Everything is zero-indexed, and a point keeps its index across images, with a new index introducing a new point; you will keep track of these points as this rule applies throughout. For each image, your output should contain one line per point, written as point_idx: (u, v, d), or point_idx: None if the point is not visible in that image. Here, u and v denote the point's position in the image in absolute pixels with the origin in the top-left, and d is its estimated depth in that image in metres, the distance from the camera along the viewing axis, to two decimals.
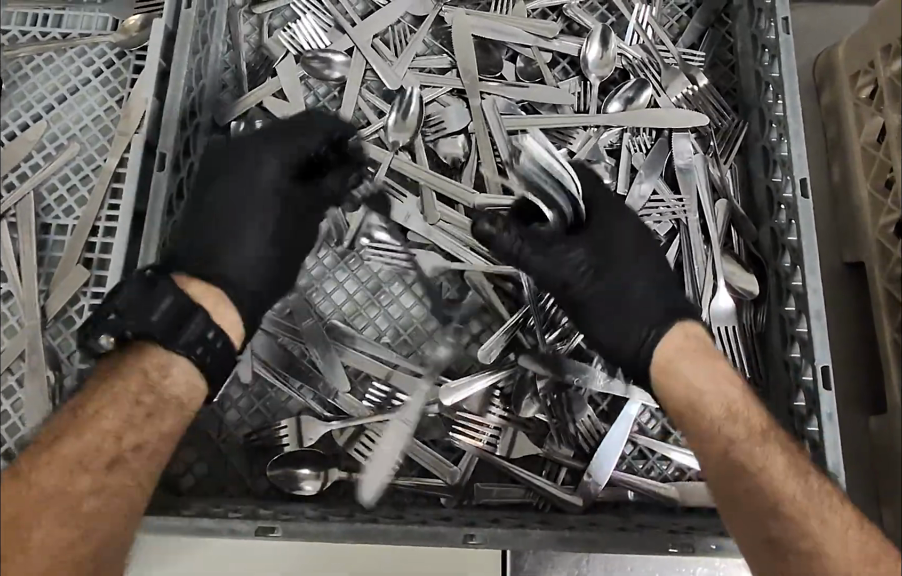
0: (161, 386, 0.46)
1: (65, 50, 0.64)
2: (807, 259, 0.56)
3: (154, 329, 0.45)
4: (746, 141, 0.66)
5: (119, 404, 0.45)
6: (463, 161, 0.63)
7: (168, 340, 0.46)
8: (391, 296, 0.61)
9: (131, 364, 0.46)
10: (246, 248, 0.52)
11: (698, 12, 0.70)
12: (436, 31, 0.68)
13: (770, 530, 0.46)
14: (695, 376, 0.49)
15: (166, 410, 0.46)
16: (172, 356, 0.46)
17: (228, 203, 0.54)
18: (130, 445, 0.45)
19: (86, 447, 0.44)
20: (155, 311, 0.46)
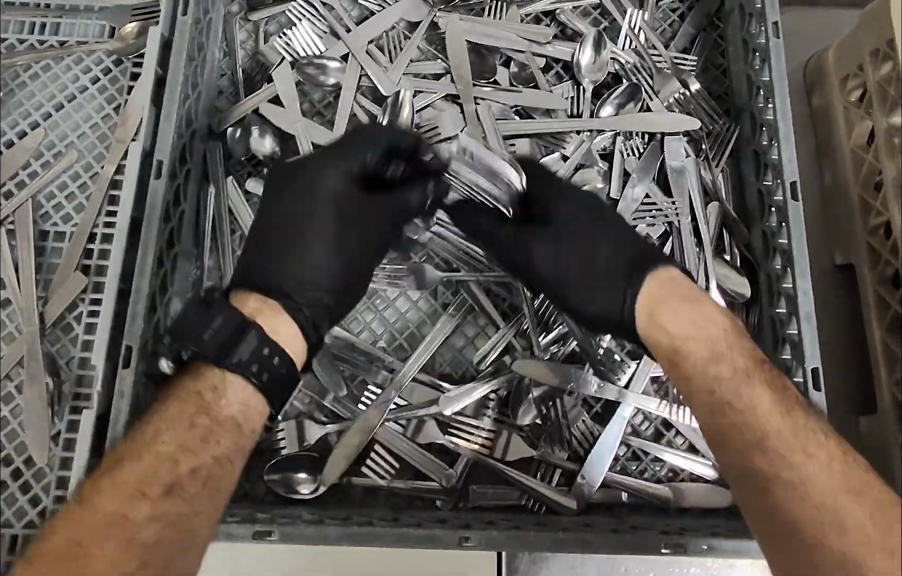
0: (217, 406, 0.47)
1: (63, 58, 0.65)
2: (797, 262, 0.57)
3: (207, 346, 0.47)
4: (737, 144, 0.67)
5: (177, 428, 0.46)
6: None
7: (220, 360, 0.47)
8: (387, 300, 0.61)
9: (188, 385, 0.48)
10: (313, 256, 0.53)
11: (690, 17, 0.71)
12: (431, 37, 0.69)
13: (755, 467, 0.46)
14: (676, 322, 0.50)
15: (220, 434, 0.47)
16: (227, 375, 0.48)
17: (289, 222, 0.54)
18: (186, 468, 0.45)
19: (146, 470, 0.44)
20: (209, 328, 0.47)
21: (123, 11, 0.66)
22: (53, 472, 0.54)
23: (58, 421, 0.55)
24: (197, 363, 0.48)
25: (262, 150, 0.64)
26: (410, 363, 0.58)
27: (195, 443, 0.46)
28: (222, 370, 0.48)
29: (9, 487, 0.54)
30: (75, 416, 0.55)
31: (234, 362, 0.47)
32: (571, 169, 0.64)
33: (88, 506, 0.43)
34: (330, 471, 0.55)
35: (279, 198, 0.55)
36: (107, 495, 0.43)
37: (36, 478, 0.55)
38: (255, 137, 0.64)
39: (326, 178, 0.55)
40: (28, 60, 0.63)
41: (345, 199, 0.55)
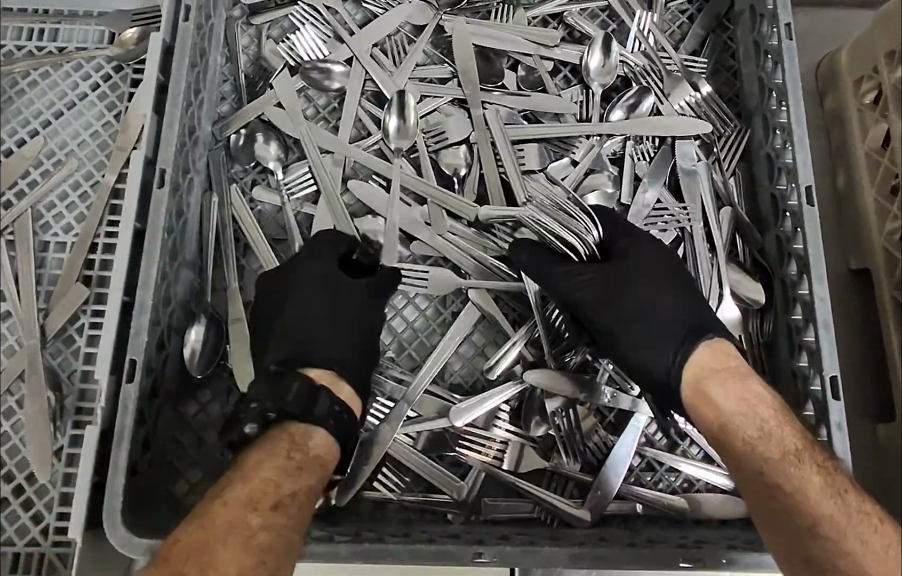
0: (306, 446, 0.49)
1: (61, 64, 0.64)
2: (814, 268, 0.56)
3: (291, 406, 0.49)
4: (749, 147, 0.66)
5: (274, 461, 0.47)
6: (465, 172, 0.63)
7: (305, 413, 0.49)
8: (394, 310, 0.61)
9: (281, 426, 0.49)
10: (328, 342, 0.55)
11: (700, 18, 0.70)
12: (436, 40, 0.67)
13: (808, 550, 0.45)
14: (724, 400, 0.49)
15: (316, 468, 0.48)
16: (311, 429, 0.49)
17: (289, 316, 0.56)
18: (287, 490, 0.46)
19: (252, 492, 0.45)
20: (289, 391, 0.50)
21: (123, 16, 0.65)
22: (55, 488, 0.53)
23: (60, 436, 0.54)
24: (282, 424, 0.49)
25: (267, 157, 0.63)
26: (419, 375, 0.57)
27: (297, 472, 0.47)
28: (306, 424, 0.49)
29: (10, 503, 0.53)
30: (78, 431, 0.54)
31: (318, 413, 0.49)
32: (581, 173, 0.63)
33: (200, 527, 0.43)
34: (342, 489, 0.53)
35: (282, 305, 0.56)
36: (216, 516, 0.43)
37: (39, 494, 0.53)
38: (259, 143, 0.63)
39: (305, 270, 0.57)
40: (26, 67, 0.63)
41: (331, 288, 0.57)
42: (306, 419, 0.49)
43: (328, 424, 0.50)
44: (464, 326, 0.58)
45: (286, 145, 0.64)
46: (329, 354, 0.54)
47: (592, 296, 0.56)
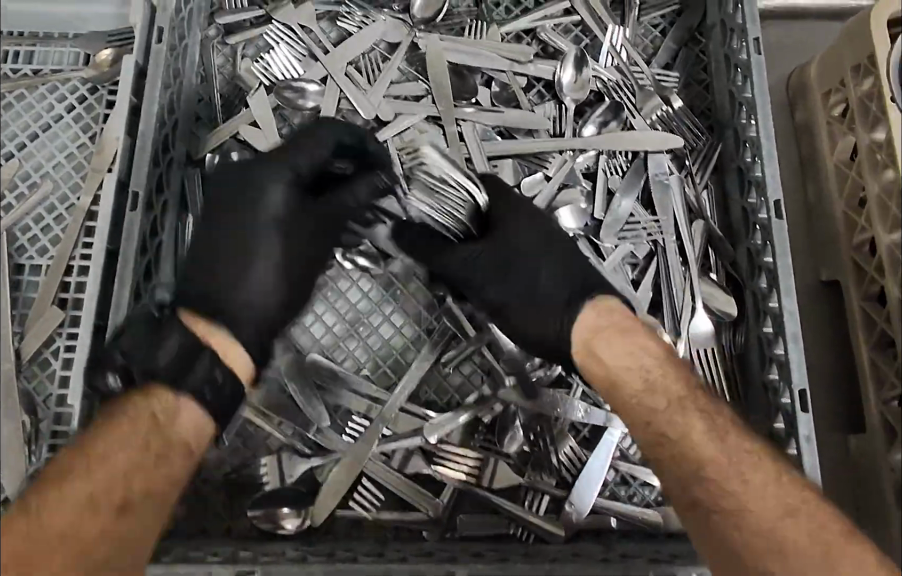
0: (170, 427, 0.47)
1: (36, 86, 0.65)
2: (783, 281, 0.57)
3: (162, 368, 0.48)
4: (721, 160, 0.66)
5: (125, 447, 0.45)
6: None
7: (176, 382, 0.48)
8: (370, 327, 0.60)
9: (138, 405, 0.47)
10: (254, 303, 0.52)
11: (672, 32, 0.70)
12: (411, 57, 0.68)
13: (695, 496, 0.47)
14: (609, 354, 0.51)
15: (176, 450, 0.47)
16: (179, 408, 0.48)
17: (235, 224, 0.54)
18: (137, 495, 0.45)
19: (96, 487, 0.44)
20: (160, 353, 0.48)
21: (97, 38, 0.65)
22: None
23: (36, 460, 0.54)
24: (151, 382, 0.47)
25: None
26: (395, 392, 0.57)
27: (147, 467, 0.46)
28: (177, 401, 0.48)
29: None
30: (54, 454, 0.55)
31: (190, 384, 0.48)
32: (556, 189, 0.63)
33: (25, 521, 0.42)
34: (318, 506, 0.54)
35: (236, 205, 0.54)
36: (50, 509, 0.42)
37: None
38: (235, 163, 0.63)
39: (262, 172, 0.54)
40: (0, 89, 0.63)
41: (295, 215, 0.55)
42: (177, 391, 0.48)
43: (206, 398, 0.48)
44: (438, 344, 0.59)
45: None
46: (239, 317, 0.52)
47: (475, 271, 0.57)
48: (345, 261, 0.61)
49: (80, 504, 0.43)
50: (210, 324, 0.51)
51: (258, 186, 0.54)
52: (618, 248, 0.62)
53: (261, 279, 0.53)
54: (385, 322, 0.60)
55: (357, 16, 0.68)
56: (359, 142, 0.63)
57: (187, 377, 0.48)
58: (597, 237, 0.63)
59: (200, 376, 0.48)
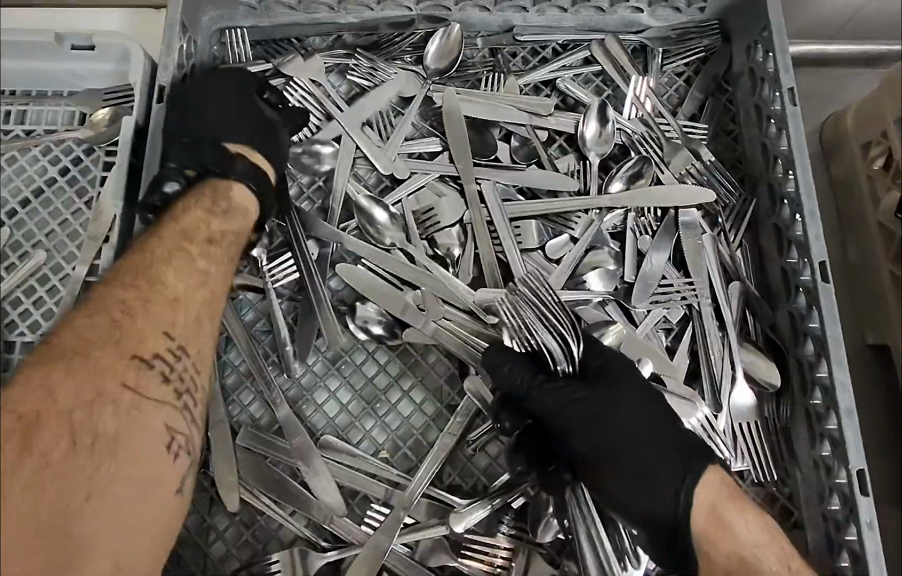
0: (229, 196, 0.54)
1: (29, 148, 0.62)
2: (832, 350, 0.53)
3: (210, 165, 0.55)
4: (755, 216, 0.63)
5: (194, 225, 0.52)
6: (459, 252, 0.60)
7: (225, 171, 0.55)
8: (388, 405, 0.57)
9: (186, 209, 0.53)
10: (245, 136, 0.57)
11: (698, 80, 0.67)
12: (425, 111, 0.65)
13: None
14: (744, 531, 0.48)
15: (236, 213, 0.54)
16: (232, 184, 0.55)
17: (207, 119, 0.57)
18: (217, 229, 0.53)
19: (166, 309, 0.48)
20: (207, 154, 0.55)
21: (94, 96, 0.63)
22: None
23: None
24: (203, 182, 0.55)
25: None
26: (417, 477, 0.53)
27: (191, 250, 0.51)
28: (229, 181, 0.55)
29: None
30: None
31: (238, 170, 0.55)
32: (582, 250, 0.60)
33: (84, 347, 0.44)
34: None
35: (196, 114, 0.58)
36: (121, 318, 0.46)
37: None
38: None
39: (220, 79, 0.60)
40: None
41: (243, 99, 0.59)
42: (225, 174, 0.55)
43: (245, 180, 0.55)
44: (461, 422, 0.55)
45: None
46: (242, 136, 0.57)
47: (566, 424, 0.52)
48: (360, 332, 0.57)
49: (149, 327, 0.47)
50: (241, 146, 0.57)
51: (220, 77, 0.60)
52: (650, 312, 0.58)
53: (241, 135, 0.57)
54: (405, 398, 0.57)
55: (365, 68, 0.65)
56: (372, 204, 0.60)
57: (232, 168, 0.55)
58: (628, 300, 0.59)
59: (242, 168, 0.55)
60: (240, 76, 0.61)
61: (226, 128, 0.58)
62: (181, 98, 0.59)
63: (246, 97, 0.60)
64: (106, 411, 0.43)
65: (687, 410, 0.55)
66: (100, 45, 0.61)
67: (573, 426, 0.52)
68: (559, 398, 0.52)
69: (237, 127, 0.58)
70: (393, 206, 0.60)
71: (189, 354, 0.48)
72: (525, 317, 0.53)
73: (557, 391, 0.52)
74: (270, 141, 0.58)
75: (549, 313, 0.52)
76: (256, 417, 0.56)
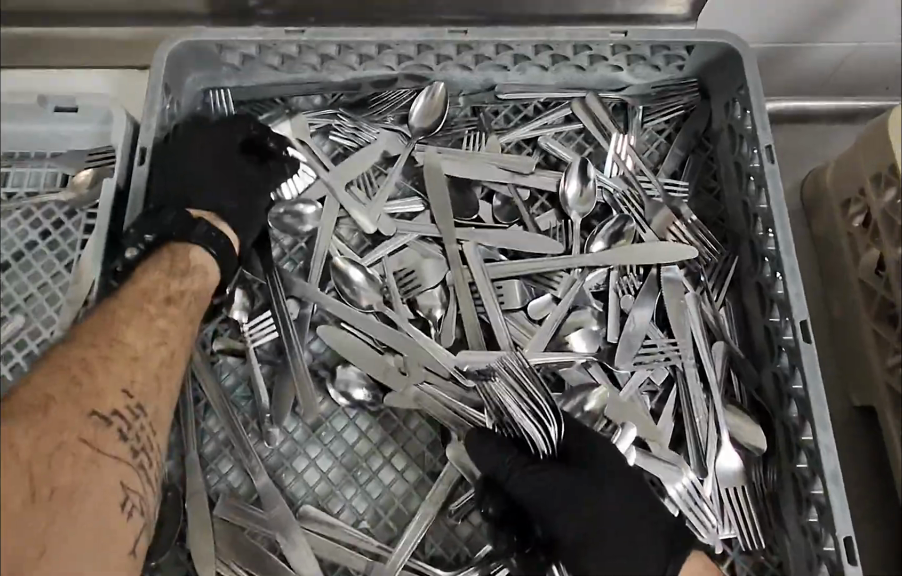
0: (188, 258, 0.55)
1: (11, 212, 0.62)
2: (816, 412, 0.52)
3: (170, 229, 0.55)
4: (738, 275, 0.63)
5: (157, 287, 0.53)
6: (441, 314, 0.59)
7: (184, 235, 0.55)
8: (369, 472, 0.56)
9: (150, 274, 0.53)
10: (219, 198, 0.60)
11: (678, 138, 0.68)
12: (407, 170, 0.65)
13: None
14: None
15: (193, 271, 0.54)
16: (192, 249, 0.55)
17: (188, 171, 0.59)
18: (176, 290, 0.53)
19: (128, 365, 0.48)
20: (166, 217, 0.55)
21: (78, 156, 0.63)
22: None
23: None
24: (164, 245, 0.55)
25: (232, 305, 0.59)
26: (398, 546, 0.52)
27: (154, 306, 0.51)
28: (188, 245, 0.55)
29: None
30: None
31: (199, 233, 0.55)
32: (564, 311, 0.59)
33: (42, 402, 0.44)
34: None
35: (177, 166, 0.59)
36: (82, 374, 0.46)
37: None
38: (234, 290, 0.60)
39: (207, 134, 0.61)
40: None
41: (225, 156, 0.61)
42: (185, 239, 0.55)
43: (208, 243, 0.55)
44: (444, 489, 0.54)
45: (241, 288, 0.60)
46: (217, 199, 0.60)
47: (553, 506, 0.51)
48: (340, 397, 0.57)
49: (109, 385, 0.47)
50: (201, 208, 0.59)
51: (204, 131, 0.61)
52: (634, 374, 0.58)
53: (218, 194, 0.60)
54: (386, 465, 0.56)
55: (348, 128, 0.65)
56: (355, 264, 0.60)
57: (192, 231, 0.55)
58: (612, 362, 0.58)
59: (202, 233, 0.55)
60: (227, 132, 0.61)
61: (207, 182, 0.60)
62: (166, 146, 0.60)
63: (228, 155, 0.61)
64: (63, 465, 0.43)
65: (672, 475, 0.54)
66: (83, 107, 0.62)
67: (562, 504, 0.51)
68: (544, 479, 0.51)
69: (213, 186, 0.60)
70: (373, 266, 0.61)
71: (148, 411, 0.48)
72: (509, 402, 0.54)
73: (540, 474, 0.52)
74: (247, 203, 0.60)
75: (529, 396, 0.54)
76: (234, 487, 0.55)
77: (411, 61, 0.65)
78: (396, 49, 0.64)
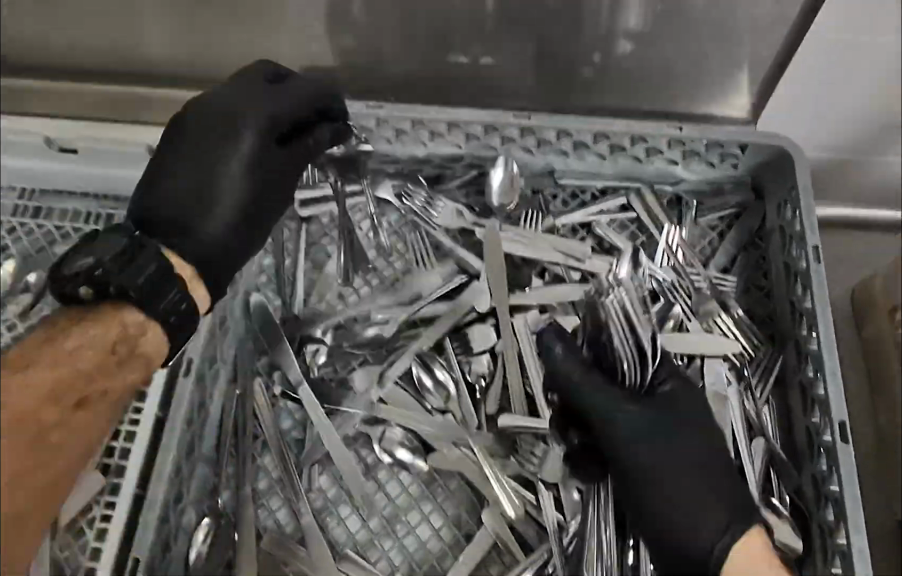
0: (135, 341, 0.48)
1: None
2: (851, 514, 0.53)
3: (139, 287, 0.49)
4: (782, 372, 0.64)
5: (56, 377, 0.44)
6: (488, 381, 0.63)
7: (146, 305, 0.49)
8: (408, 526, 0.59)
9: (56, 359, 0.45)
10: (215, 226, 0.55)
11: (730, 235, 0.71)
12: (467, 243, 0.70)
13: None
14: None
15: (126, 365, 0.48)
16: (146, 325, 0.49)
17: (200, 176, 0.56)
18: (94, 388, 0.46)
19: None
20: (144, 270, 0.49)
21: None
22: None
23: None
24: (115, 308, 0.49)
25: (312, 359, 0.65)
26: None
27: (33, 418, 0.43)
28: (145, 319, 0.49)
29: None
30: None
31: (160, 307, 0.49)
32: None
33: None
34: None
35: (193, 165, 0.57)
36: None
37: None
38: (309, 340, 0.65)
39: (237, 129, 0.58)
40: None
41: (252, 163, 0.58)
42: (148, 307, 0.49)
43: (167, 320, 0.50)
44: (480, 550, 0.57)
45: (302, 340, 0.65)
46: (206, 237, 0.55)
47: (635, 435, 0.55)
48: (384, 454, 0.61)
49: None
50: (182, 260, 0.54)
51: (235, 128, 0.58)
52: None
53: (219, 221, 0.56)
54: (426, 521, 0.59)
55: (418, 197, 0.71)
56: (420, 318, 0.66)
57: (159, 302, 0.50)
58: None
59: (171, 302, 0.50)
60: (257, 127, 0.59)
61: (214, 193, 0.56)
62: (192, 137, 0.58)
63: (245, 165, 0.58)
64: None
65: None
66: None
67: (627, 440, 0.55)
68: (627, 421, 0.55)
69: (219, 203, 0.56)
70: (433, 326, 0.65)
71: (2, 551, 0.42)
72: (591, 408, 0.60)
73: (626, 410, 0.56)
74: (241, 244, 0.57)
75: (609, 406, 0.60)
76: (282, 524, 0.59)
77: (478, 140, 0.70)
78: (463, 128, 0.68)
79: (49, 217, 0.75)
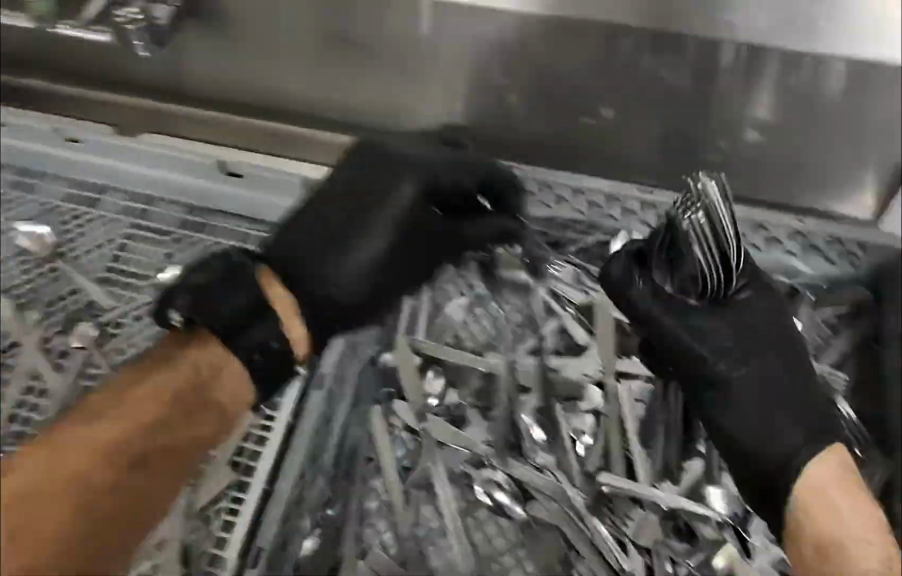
0: (216, 385, 0.60)
1: None
2: None
3: (223, 322, 0.60)
4: (889, 479, 0.66)
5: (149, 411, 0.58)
6: (591, 441, 0.67)
7: (229, 340, 0.61)
8: (502, 568, 0.63)
9: (148, 392, 0.58)
10: (352, 274, 0.68)
11: (846, 333, 0.72)
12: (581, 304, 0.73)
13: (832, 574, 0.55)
14: (846, 520, 0.56)
15: (208, 408, 0.60)
16: (228, 359, 0.61)
17: (350, 222, 0.69)
18: (177, 426, 0.59)
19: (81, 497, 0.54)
20: (235, 299, 0.61)
21: None
22: None
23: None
24: (204, 337, 0.61)
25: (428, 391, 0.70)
26: None
27: (128, 440, 0.56)
28: (226, 352, 0.61)
29: None
30: None
31: (244, 341, 0.61)
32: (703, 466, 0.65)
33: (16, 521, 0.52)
34: None
35: (356, 213, 0.69)
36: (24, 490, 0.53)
37: None
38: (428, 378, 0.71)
39: (386, 182, 0.69)
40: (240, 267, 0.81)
41: (408, 215, 0.69)
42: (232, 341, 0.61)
43: (253, 359, 0.61)
44: None
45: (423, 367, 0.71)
46: (335, 287, 0.67)
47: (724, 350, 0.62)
48: (484, 495, 0.65)
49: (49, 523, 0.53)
50: (283, 293, 0.66)
51: (392, 183, 0.68)
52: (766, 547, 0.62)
53: (365, 257, 0.68)
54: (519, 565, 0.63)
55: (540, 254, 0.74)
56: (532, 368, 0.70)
57: (244, 334, 0.61)
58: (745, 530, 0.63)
59: (265, 334, 0.62)
60: (412, 183, 0.68)
61: (362, 237, 0.68)
62: (354, 184, 0.69)
63: (392, 213, 0.68)
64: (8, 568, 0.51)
65: None
66: None
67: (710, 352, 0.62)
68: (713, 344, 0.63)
69: (360, 249, 0.68)
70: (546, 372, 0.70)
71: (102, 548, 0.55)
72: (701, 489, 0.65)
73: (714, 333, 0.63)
74: (383, 290, 0.70)
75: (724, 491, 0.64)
76: (386, 545, 0.64)
77: (599, 209, 0.75)
78: (587, 196, 0.74)
79: (207, 232, 0.84)
